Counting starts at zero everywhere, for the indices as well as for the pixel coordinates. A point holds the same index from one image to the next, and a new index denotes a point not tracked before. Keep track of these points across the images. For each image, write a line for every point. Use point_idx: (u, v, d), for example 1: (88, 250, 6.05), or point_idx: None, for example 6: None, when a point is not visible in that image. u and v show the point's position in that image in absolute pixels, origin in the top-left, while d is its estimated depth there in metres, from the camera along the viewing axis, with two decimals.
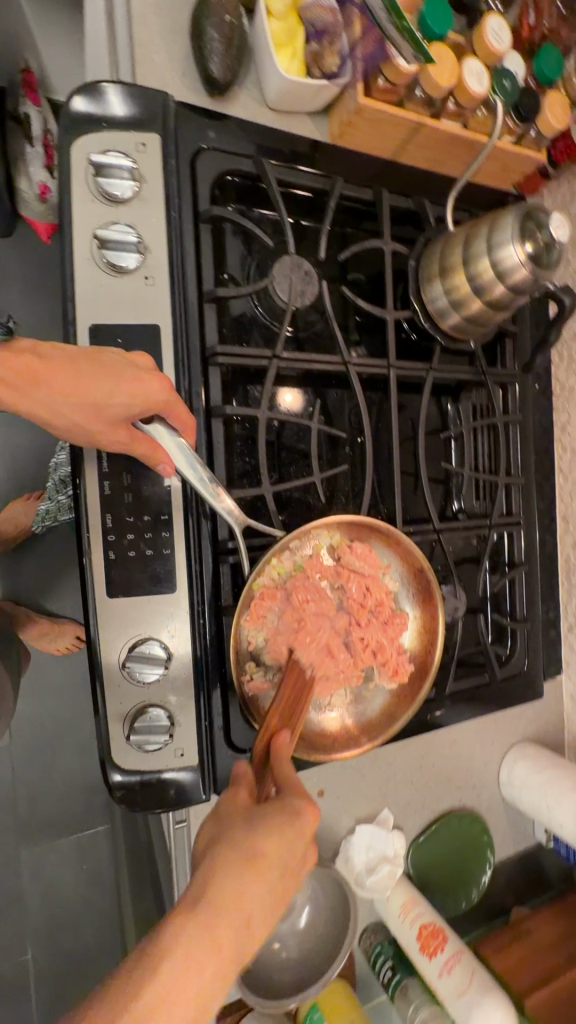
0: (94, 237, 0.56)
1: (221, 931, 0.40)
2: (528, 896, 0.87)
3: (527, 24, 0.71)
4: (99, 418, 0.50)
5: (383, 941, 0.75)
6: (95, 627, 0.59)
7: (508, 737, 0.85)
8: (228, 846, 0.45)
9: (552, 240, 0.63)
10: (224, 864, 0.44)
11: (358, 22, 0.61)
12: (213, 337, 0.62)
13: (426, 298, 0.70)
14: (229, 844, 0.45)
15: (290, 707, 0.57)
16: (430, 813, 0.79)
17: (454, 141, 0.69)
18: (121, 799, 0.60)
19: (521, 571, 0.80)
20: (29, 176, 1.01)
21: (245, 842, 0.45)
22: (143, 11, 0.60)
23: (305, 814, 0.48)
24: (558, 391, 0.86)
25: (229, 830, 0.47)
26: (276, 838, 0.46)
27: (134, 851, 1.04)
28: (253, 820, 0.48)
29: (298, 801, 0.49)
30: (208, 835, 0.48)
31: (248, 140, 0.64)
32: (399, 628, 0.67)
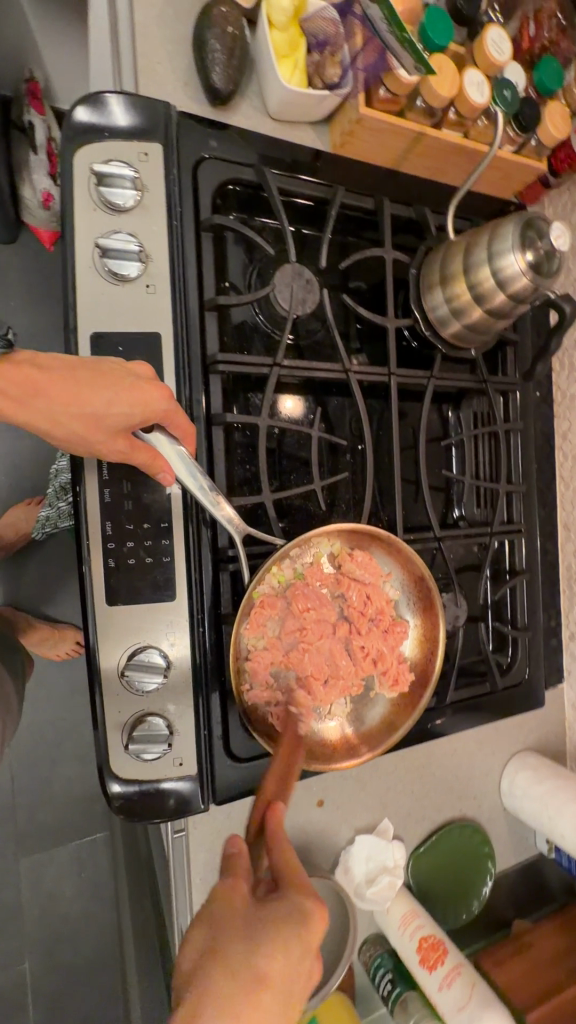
0: (97, 245, 0.56)
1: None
2: (530, 908, 0.86)
3: (527, 35, 0.71)
4: (97, 427, 0.50)
5: (383, 953, 0.74)
6: (94, 635, 0.58)
7: (510, 746, 0.85)
8: (224, 961, 0.37)
9: (552, 249, 0.63)
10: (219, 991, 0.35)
11: (359, 35, 0.61)
12: (214, 345, 0.62)
13: (427, 307, 0.70)
14: (225, 959, 0.37)
15: (280, 784, 0.54)
16: (431, 823, 0.79)
17: (455, 150, 0.69)
18: (119, 810, 0.60)
19: (522, 579, 0.80)
20: (32, 184, 1.01)
21: (246, 956, 0.37)
22: (146, 23, 0.60)
23: (313, 921, 0.41)
24: (559, 398, 0.86)
25: (227, 937, 0.39)
26: (284, 958, 0.38)
27: (133, 861, 1.03)
28: (256, 926, 0.40)
29: (308, 903, 0.42)
30: (204, 938, 0.40)
31: (250, 149, 0.64)
32: (400, 637, 0.67)
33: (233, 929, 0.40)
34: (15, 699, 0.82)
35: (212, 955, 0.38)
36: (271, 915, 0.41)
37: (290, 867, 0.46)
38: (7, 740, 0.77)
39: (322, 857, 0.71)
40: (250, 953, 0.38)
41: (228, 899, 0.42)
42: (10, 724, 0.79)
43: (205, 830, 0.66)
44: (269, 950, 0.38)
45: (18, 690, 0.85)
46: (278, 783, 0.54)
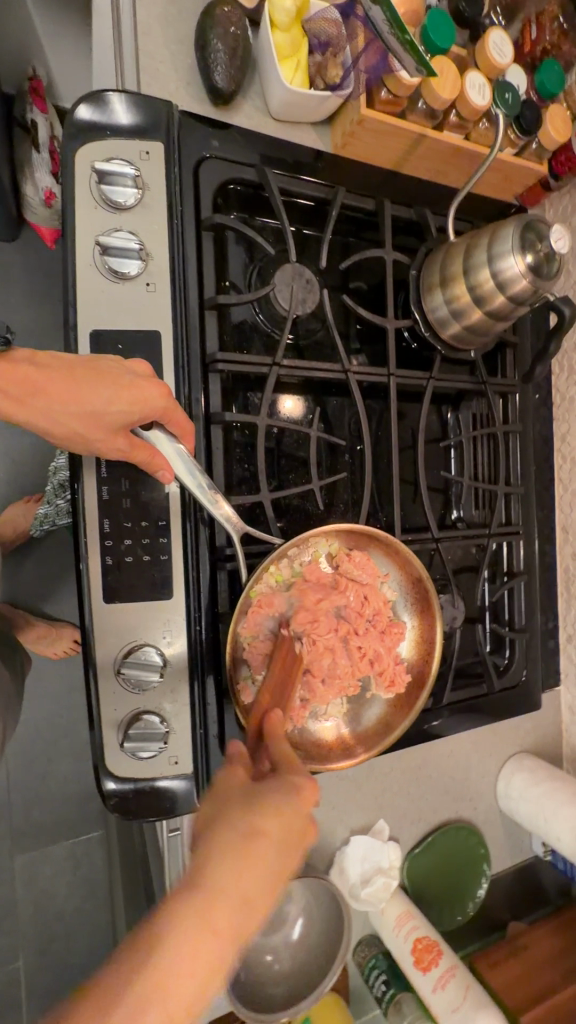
0: (97, 243, 0.56)
1: (218, 919, 0.37)
2: (525, 910, 0.86)
3: (529, 38, 0.71)
4: (97, 425, 0.50)
5: (377, 954, 0.74)
6: (90, 632, 0.58)
7: (506, 748, 0.85)
8: (227, 826, 0.43)
9: (552, 251, 0.63)
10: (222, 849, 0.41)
11: (361, 35, 0.61)
12: (214, 343, 0.62)
13: (427, 308, 0.70)
14: (224, 825, 0.43)
15: (281, 686, 0.57)
16: (426, 824, 0.79)
17: (456, 152, 0.69)
18: (115, 808, 0.60)
19: (520, 580, 0.79)
20: (35, 182, 1.01)
21: (245, 816, 0.44)
22: (149, 21, 0.60)
23: (305, 791, 0.47)
24: (558, 400, 0.86)
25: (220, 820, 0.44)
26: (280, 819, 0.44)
27: (129, 859, 1.03)
28: (255, 794, 0.46)
29: (295, 779, 0.48)
30: (208, 810, 0.46)
31: (252, 149, 0.64)
32: (397, 638, 0.66)
33: (235, 804, 0.45)
34: (14, 696, 0.82)
35: (221, 816, 0.44)
36: (269, 787, 0.47)
37: (284, 756, 0.52)
38: (7, 738, 0.78)
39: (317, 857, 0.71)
40: (249, 815, 0.44)
41: (229, 776, 0.49)
42: (11, 722, 0.79)
43: None
44: (265, 814, 0.44)
45: (18, 687, 0.85)
46: (279, 690, 0.57)
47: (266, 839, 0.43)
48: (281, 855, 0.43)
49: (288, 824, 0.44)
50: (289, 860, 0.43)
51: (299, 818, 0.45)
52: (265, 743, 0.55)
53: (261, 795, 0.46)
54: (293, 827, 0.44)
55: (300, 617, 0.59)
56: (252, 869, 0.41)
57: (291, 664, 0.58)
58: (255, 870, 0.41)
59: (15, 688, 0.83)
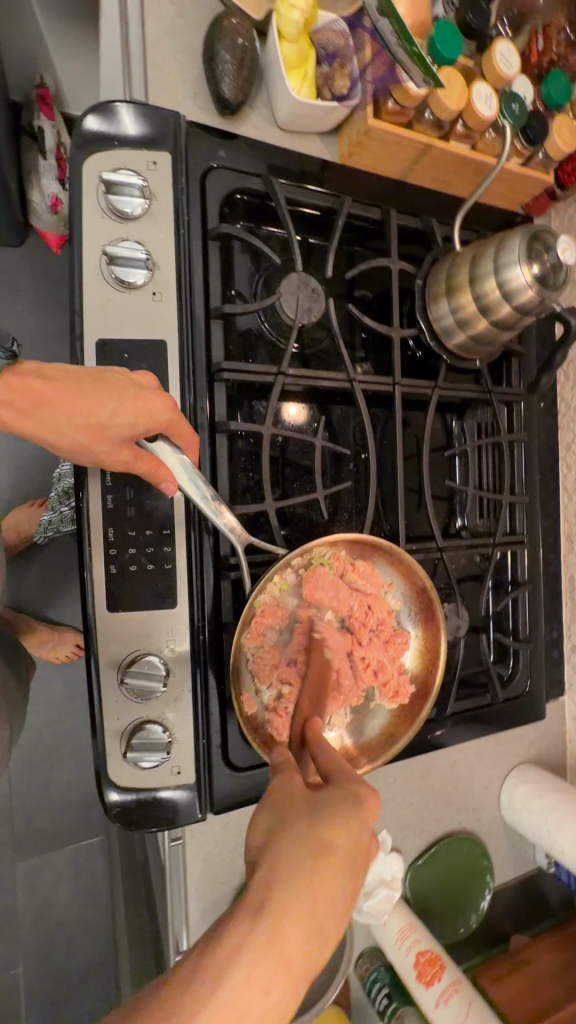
0: (104, 253, 0.56)
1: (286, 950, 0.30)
2: (528, 922, 0.85)
3: (536, 49, 0.71)
4: (101, 437, 0.50)
5: (379, 966, 0.74)
6: (94, 641, 0.58)
7: (510, 758, 0.84)
8: (289, 840, 0.35)
9: (559, 261, 0.63)
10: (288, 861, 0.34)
11: (369, 47, 0.61)
12: (219, 353, 0.62)
13: (432, 317, 0.70)
14: (286, 837, 0.36)
15: (317, 692, 0.56)
16: (429, 836, 0.78)
17: (462, 162, 0.69)
18: (116, 818, 0.60)
19: (524, 590, 0.79)
20: (42, 188, 1.02)
21: (312, 832, 0.36)
22: (157, 33, 0.61)
23: (371, 801, 0.39)
24: (563, 409, 0.86)
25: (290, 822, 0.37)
26: (347, 830, 0.36)
27: (130, 866, 1.02)
28: (318, 804, 0.39)
29: (358, 787, 0.40)
30: (264, 820, 0.39)
31: (258, 159, 0.64)
32: (400, 648, 0.67)
33: (297, 815, 0.38)
34: (20, 702, 0.82)
35: (278, 824, 0.37)
36: (333, 798, 0.39)
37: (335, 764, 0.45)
38: (13, 744, 0.77)
39: None
40: (313, 825, 0.36)
41: (288, 787, 0.41)
42: (16, 728, 0.79)
43: (202, 840, 0.65)
44: (333, 822, 0.37)
45: (24, 692, 0.85)
46: (315, 698, 0.56)
47: (337, 856, 0.35)
48: (352, 881, 0.35)
49: (358, 832, 0.37)
50: (358, 880, 0.35)
51: (366, 832, 0.37)
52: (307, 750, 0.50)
53: (329, 800, 0.39)
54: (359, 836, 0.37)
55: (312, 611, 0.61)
56: (323, 887, 0.33)
57: (323, 669, 0.58)
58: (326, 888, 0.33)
59: (20, 694, 0.83)
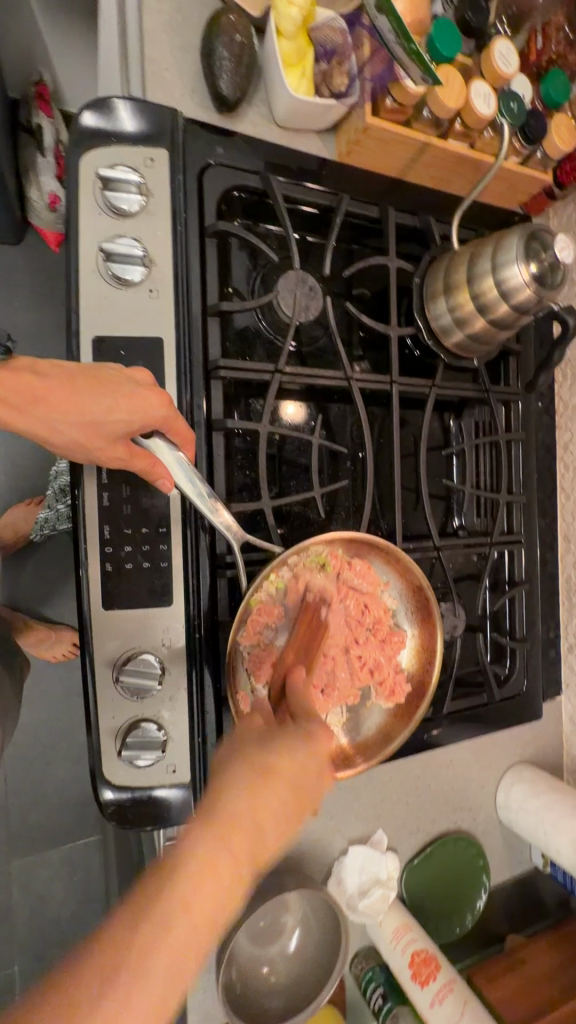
0: (100, 249, 0.56)
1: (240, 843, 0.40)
2: (524, 922, 0.85)
3: (535, 47, 0.71)
4: (97, 434, 0.50)
5: (375, 966, 0.74)
6: (89, 639, 0.58)
7: (507, 758, 0.84)
8: (239, 769, 0.44)
9: (556, 261, 0.63)
10: (241, 783, 0.43)
11: (366, 44, 0.61)
12: (216, 350, 0.62)
13: (430, 315, 0.70)
14: (236, 769, 0.44)
15: (305, 649, 0.58)
16: (425, 835, 0.78)
17: (461, 160, 0.69)
18: (112, 816, 0.59)
19: (521, 589, 0.79)
20: (40, 186, 1.01)
21: (256, 761, 0.45)
22: (155, 29, 0.60)
23: (318, 738, 0.48)
24: (561, 409, 0.86)
25: (246, 757, 0.45)
26: (293, 764, 0.45)
27: (125, 864, 1.02)
28: (269, 740, 0.47)
29: (312, 727, 0.48)
30: (222, 755, 0.47)
31: (256, 156, 0.64)
32: (397, 646, 0.67)
33: (249, 748, 0.46)
34: (13, 701, 0.82)
35: (235, 759, 0.45)
36: (284, 736, 0.47)
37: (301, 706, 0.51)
38: (6, 742, 0.77)
39: (314, 867, 0.71)
40: (259, 756, 0.45)
41: (246, 724, 0.49)
42: (10, 726, 0.79)
43: None
44: (277, 755, 0.45)
45: (17, 691, 0.85)
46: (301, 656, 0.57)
47: (277, 781, 0.44)
48: (293, 797, 0.44)
49: (302, 768, 0.45)
50: (300, 799, 0.45)
51: (310, 766, 0.46)
52: (286, 699, 0.53)
53: (278, 735, 0.47)
54: (304, 770, 0.45)
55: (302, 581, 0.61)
56: (267, 797, 0.43)
57: (317, 630, 0.59)
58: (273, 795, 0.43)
59: (13, 693, 0.83)
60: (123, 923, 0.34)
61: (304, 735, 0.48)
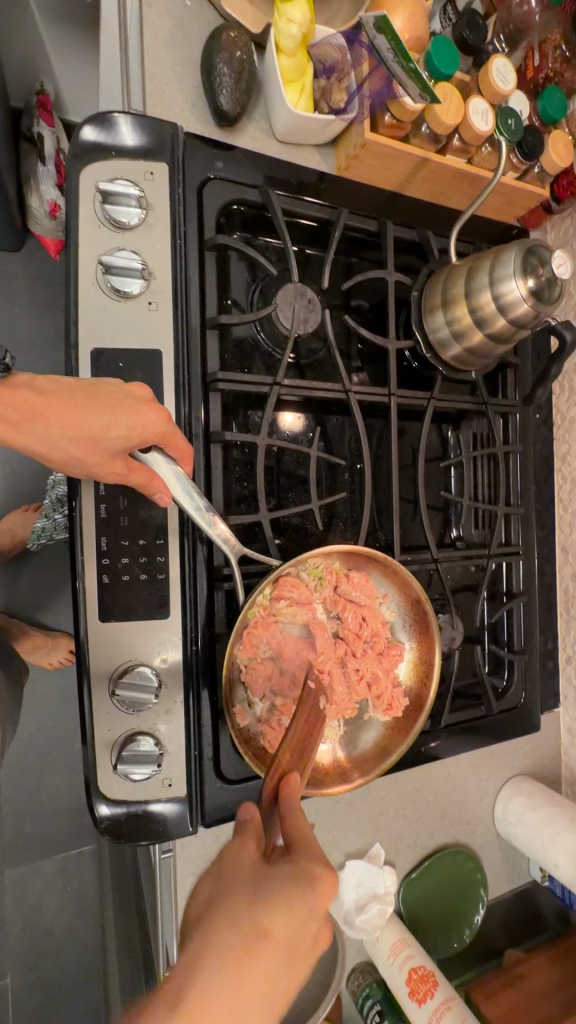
0: (100, 262, 0.56)
1: None
2: (522, 936, 0.85)
3: (532, 64, 0.72)
4: (95, 449, 0.50)
5: (372, 983, 0.73)
6: (85, 652, 0.58)
7: (504, 770, 0.84)
8: (223, 929, 0.35)
9: (554, 276, 0.63)
10: (220, 947, 0.34)
11: (366, 61, 0.61)
12: (214, 364, 0.62)
13: (428, 329, 0.70)
14: (220, 931, 0.35)
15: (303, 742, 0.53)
16: (423, 848, 0.78)
17: (459, 175, 0.70)
18: (106, 831, 0.59)
19: (519, 601, 0.79)
20: (40, 194, 1.01)
21: (247, 916, 0.36)
22: (155, 45, 0.61)
23: (324, 882, 0.40)
24: (559, 420, 0.86)
25: (233, 898, 0.37)
26: (292, 918, 0.37)
27: (120, 876, 1.01)
28: (262, 884, 0.39)
29: (313, 866, 0.40)
30: (206, 891, 0.39)
31: (256, 171, 0.64)
32: (395, 660, 0.66)
33: (236, 889, 0.38)
34: (12, 708, 0.81)
35: (220, 901, 0.37)
36: (281, 876, 0.39)
37: (300, 836, 0.44)
38: (5, 750, 0.77)
39: None
40: (248, 915, 0.36)
41: (238, 849, 0.42)
42: (8, 735, 0.78)
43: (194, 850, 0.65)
44: (273, 908, 0.37)
45: (15, 698, 0.85)
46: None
47: (269, 952, 0.35)
48: (288, 967, 0.36)
49: (304, 929, 0.37)
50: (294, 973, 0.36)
51: (312, 924, 0.37)
52: (278, 809, 0.48)
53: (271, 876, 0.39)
54: (302, 934, 0.37)
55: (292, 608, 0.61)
56: (253, 983, 0.33)
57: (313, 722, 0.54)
58: (259, 980, 0.34)
59: (14, 700, 0.83)
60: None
61: (311, 862, 0.41)
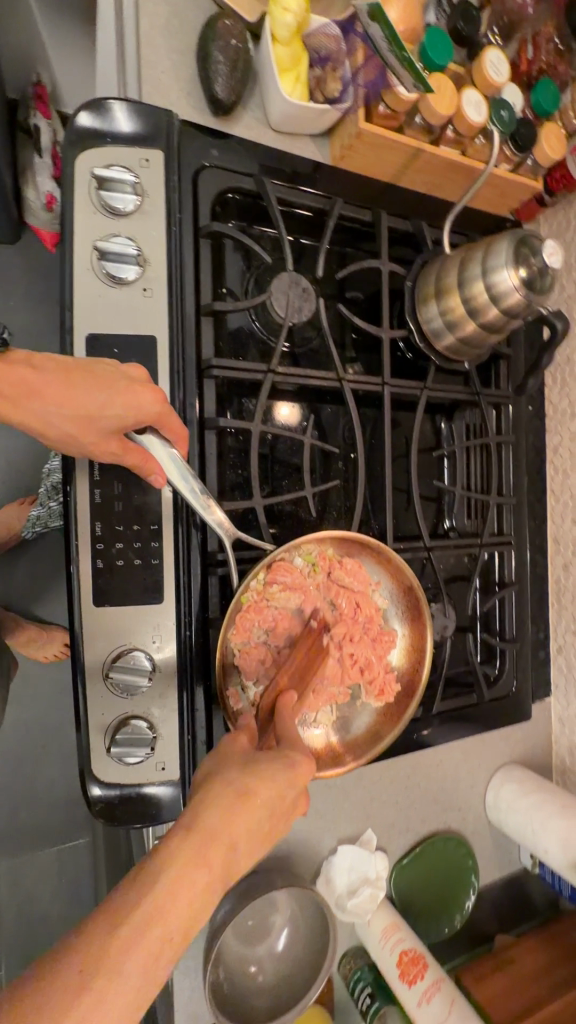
0: (95, 247, 0.56)
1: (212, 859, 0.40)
2: (513, 923, 0.85)
3: (526, 57, 0.73)
4: (91, 428, 0.50)
5: (364, 966, 0.73)
6: (79, 635, 0.58)
7: (496, 758, 0.85)
8: (223, 786, 0.44)
9: (545, 266, 0.63)
10: (219, 798, 0.43)
11: (360, 51, 0.62)
12: (209, 350, 0.63)
13: (421, 318, 0.71)
14: (218, 789, 0.44)
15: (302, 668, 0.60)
16: (414, 835, 0.78)
17: (454, 167, 0.70)
18: (100, 814, 0.59)
19: (511, 590, 0.80)
20: (37, 184, 1.01)
21: (240, 782, 0.45)
22: (151, 33, 0.61)
23: (303, 767, 0.48)
24: (551, 412, 0.87)
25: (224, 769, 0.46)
26: (276, 784, 0.45)
27: (114, 865, 1.02)
28: (252, 762, 0.47)
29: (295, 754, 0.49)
30: (207, 767, 0.48)
31: (251, 159, 0.65)
32: (387, 646, 0.67)
33: (232, 767, 0.47)
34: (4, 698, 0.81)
35: (218, 768, 0.47)
36: (266, 762, 0.47)
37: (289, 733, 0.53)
38: None
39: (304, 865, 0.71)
40: (240, 779, 0.45)
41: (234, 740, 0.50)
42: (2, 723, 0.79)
43: None
44: (259, 777, 0.45)
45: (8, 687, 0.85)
46: (295, 677, 0.60)
47: (258, 808, 0.44)
48: (272, 816, 0.45)
49: (285, 791, 0.46)
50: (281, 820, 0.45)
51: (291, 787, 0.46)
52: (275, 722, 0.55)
53: (258, 759, 0.48)
54: (286, 790, 0.46)
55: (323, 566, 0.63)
56: (244, 821, 0.42)
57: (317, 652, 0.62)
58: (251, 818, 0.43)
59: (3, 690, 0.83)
60: (98, 940, 0.34)
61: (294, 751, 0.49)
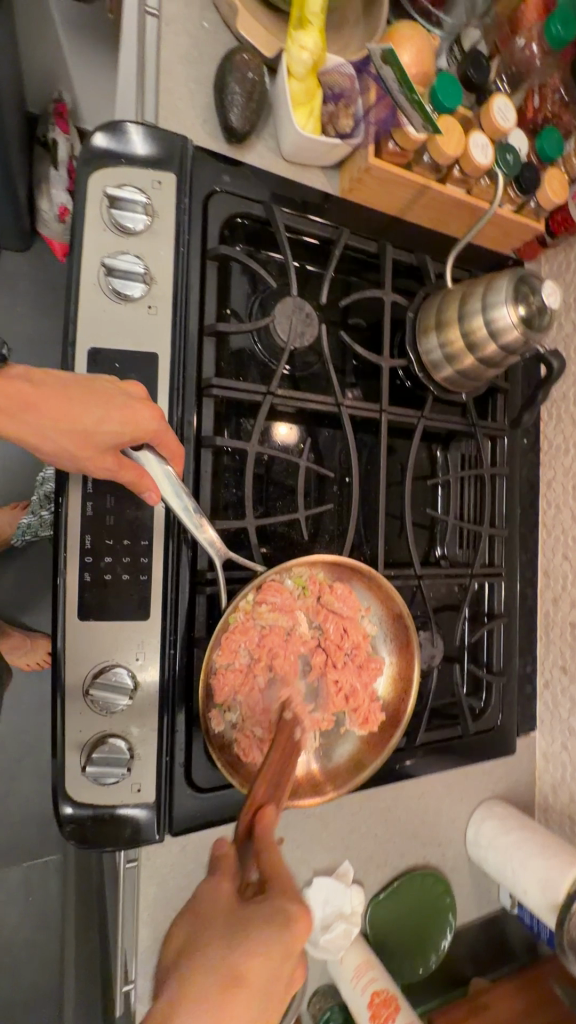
0: (102, 264, 0.57)
1: None
2: (489, 966, 0.83)
3: (532, 105, 0.75)
4: (86, 443, 0.50)
5: (332, 1007, 0.72)
6: (61, 650, 0.57)
7: (478, 792, 0.84)
8: (202, 957, 0.39)
9: (543, 305, 0.65)
10: (199, 982, 0.37)
11: (373, 89, 0.64)
12: (210, 371, 0.64)
13: (421, 350, 0.72)
14: (201, 950, 0.39)
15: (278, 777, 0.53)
16: (392, 870, 0.77)
17: (459, 205, 0.72)
18: (71, 835, 0.58)
19: (499, 622, 0.80)
20: (50, 197, 1.03)
21: (218, 961, 0.38)
22: (171, 62, 0.63)
23: (296, 921, 0.40)
24: (545, 446, 0.88)
25: (206, 939, 0.40)
26: (264, 951, 0.39)
27: (83, 888, 0.98)
28: (233, 930, 0.40)
29: (286, 905, 0.41)
30: (186, 930, 0.42)
31: (262, 187, 0.66)
32: (373, 674, 0.66)
33: (215, 925, 0.41)
34: None
35: (199, 933, 0.41)
36: (255, 922, 0.40)
37: (276, 870, 0.45)
38: None
39: None
40: (225, 953, 0.38)
41: (213, 893, 0.44)
42: None
43: (159, 862, 0.64)
44: (245, 950, 0.39)
45: None
46: (274, 778, 0.53)
47: (244, 987, 0.37)
48: (265, 991, 0.38)
49: (278, 966, 0.38)
50: (279, 988, 0.39)
51: (285, 958, 0.39)
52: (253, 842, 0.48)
53: (240, 920, 0.41)
54: (280, 965, 0.39)
55: (309, 604, 0.63)
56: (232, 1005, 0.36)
57: (290, 753, 0.55)
58: (241, 1007, 0.37)
59: None
60: None
61: (284, 901, 0.42)
